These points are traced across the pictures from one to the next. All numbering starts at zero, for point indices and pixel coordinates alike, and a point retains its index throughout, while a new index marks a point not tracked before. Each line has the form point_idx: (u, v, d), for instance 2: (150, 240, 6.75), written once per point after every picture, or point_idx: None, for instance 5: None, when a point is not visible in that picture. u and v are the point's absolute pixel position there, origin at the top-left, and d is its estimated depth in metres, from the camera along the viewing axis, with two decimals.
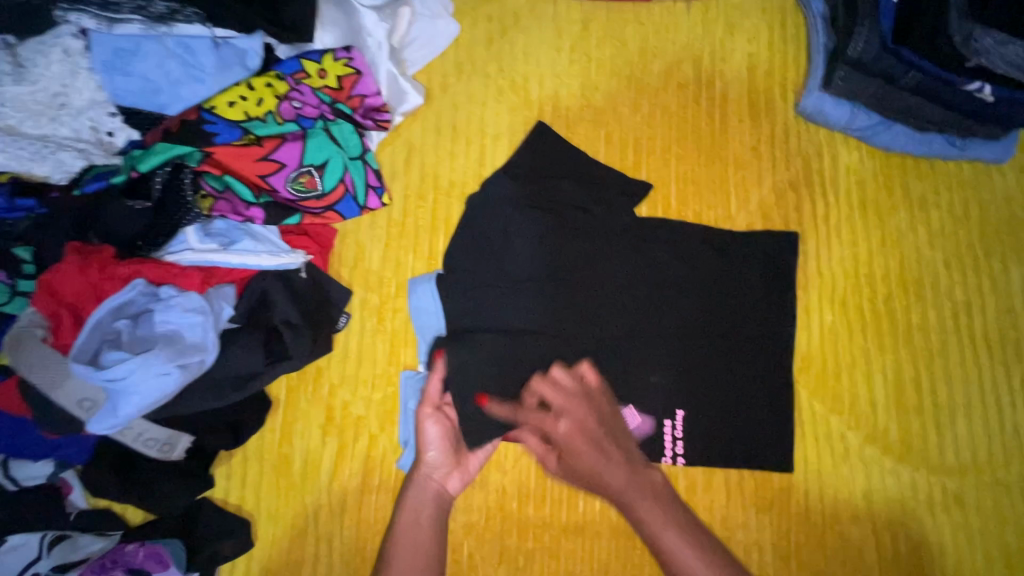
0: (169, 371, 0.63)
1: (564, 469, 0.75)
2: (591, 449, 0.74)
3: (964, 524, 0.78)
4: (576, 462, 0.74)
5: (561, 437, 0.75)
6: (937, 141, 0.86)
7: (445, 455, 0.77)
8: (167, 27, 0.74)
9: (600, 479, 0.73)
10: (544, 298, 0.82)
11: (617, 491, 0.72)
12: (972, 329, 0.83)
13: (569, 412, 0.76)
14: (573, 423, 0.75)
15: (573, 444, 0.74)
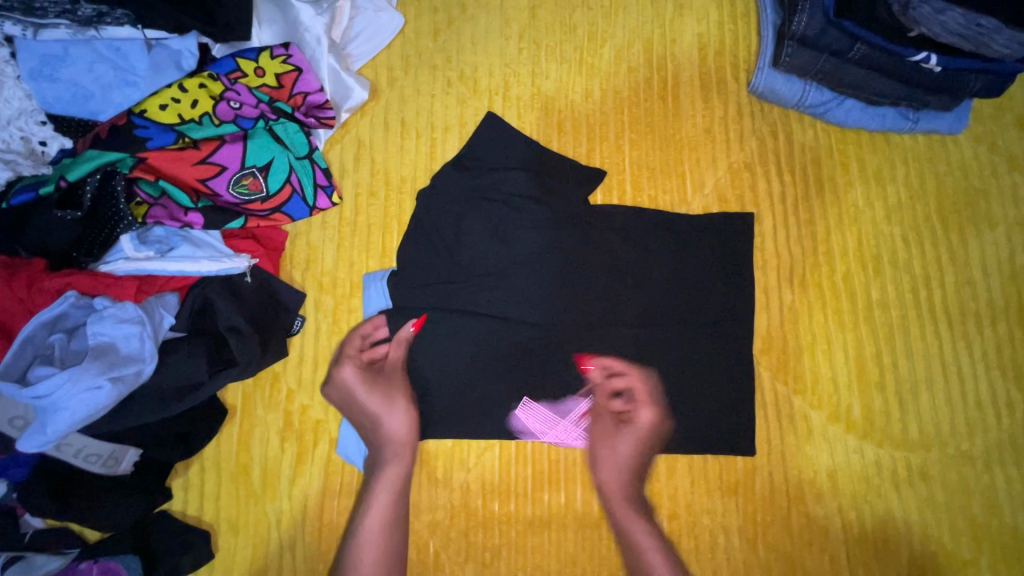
0: (101, 385, 0.61)
1: (607, 466, 0.78)
2: (637, 470, 0.78)
3: (929, 499, 0.78)
4: (621, 469, 0.78)
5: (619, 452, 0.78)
6: (890, 114, 0.85)
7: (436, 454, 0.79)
8: (96, 30, 0.71)
9: (624, 498, 0.78)
10: (501, 291, 0.81)
11: (629, 514, 0.77)
12: (931, 302, 0.83)
13: (652, 427, 0.79)
14: (643, 437, 0.79)
15: (631, 450, 0.78)
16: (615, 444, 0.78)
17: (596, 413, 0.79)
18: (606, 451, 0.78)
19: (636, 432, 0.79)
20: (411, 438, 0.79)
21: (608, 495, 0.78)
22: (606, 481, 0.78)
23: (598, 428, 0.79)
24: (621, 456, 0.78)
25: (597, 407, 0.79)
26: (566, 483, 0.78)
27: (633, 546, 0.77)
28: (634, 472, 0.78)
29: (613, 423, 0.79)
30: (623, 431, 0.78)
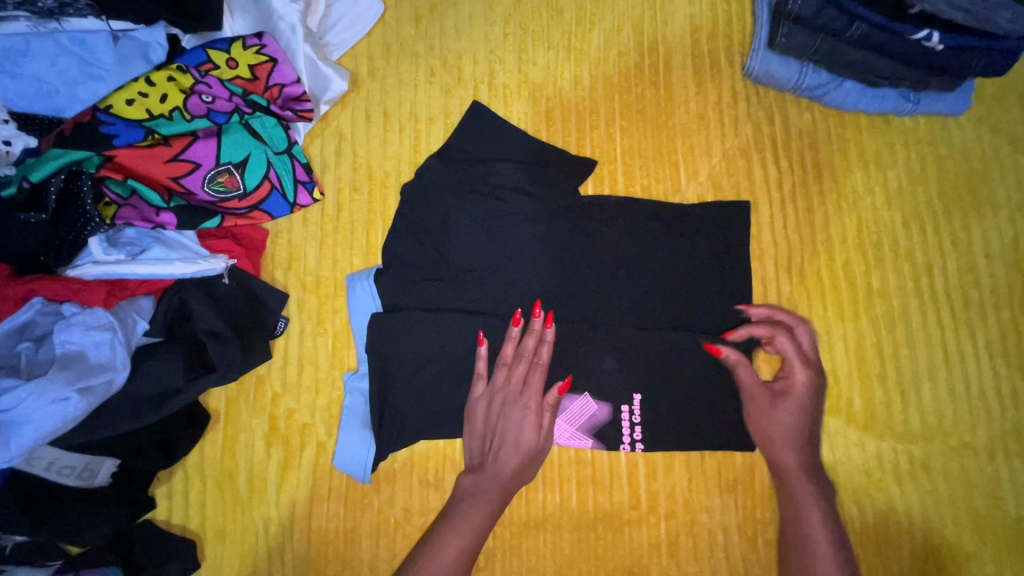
0: (69, 397, 0.58)
1: (781, 443, 0.72)
2: (807, 441, 0.72)
3: (932, 491, 0.76)
4: (791, 444, 0.72)
5: (780, 424, 0.73)
6: (890, 96, 0.82)
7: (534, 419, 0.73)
8: (59, 22, 0.67)
9: (805, 475, 0.72)
10: (491, 287, 0.77)
11: (804, 494, 0.71)
12: (933, 290, 0.80)
13: (807, 390, 0.73)
14: (803, 402, 0.73)
15: (793, 419, 0.73)
16: (780, 417, 0.73)
17: (754, 391, 0.74)
18: (772, 427, 0.73)
19: (797, 399, 0.73)
20: (497, 400, 0.73)
21: (785, 475, 0.72)
22: (782, 462, 0.72)
23: (756, 407, 0.74)
24: (789, 429, 0.72)
25: (747, 387, 0.74)
26: (560, 482, 0.76)
27: (631, 546, 0.75)
28: (631, 470, 0.76)
29: (768, 399, 0.74)
30: (781, 403, 0.73)
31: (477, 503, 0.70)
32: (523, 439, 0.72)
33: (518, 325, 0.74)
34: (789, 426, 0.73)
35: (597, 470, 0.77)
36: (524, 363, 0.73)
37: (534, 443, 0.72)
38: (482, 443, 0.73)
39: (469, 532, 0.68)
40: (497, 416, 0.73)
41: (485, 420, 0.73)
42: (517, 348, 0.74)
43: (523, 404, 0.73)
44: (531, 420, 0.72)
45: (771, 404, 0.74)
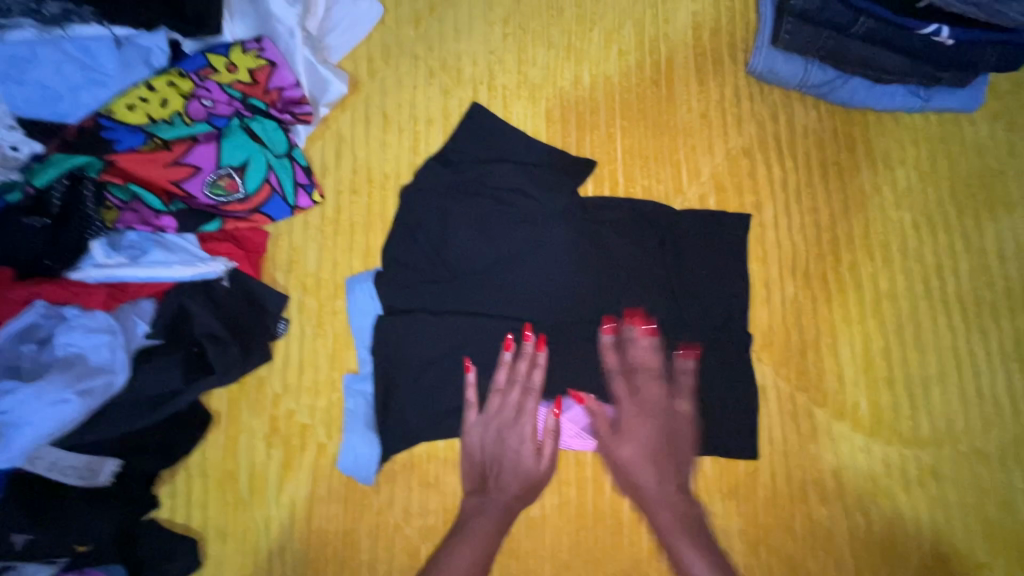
0: (68, 399, 0.59)
1: (627, 460, 0.73)
2: (655, 479, 0.73)
3: (942, 500, 0.74)
4: (642, 477, 0.73)
5: (622, 447, 0.74)
6: (899, 93, 0.80)
7: (532, 444, 0.74)
8: (64, 30, 0.67)
9: (657, 496, 0.73)
10: (488, 290, 0.77)
11: (668, 526, 0.72)
12: (945, 292, 0.78)
13: (640, 433, 0.74)
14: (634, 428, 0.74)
15: (632, 442, 0.74)
16: (625, 438, 0.74)
17: (605, 409, 0.75)
18: (617, 446, 0.74)
19: (631, 428, 0.74)
20: (496, 429, 0.74)
21: (641, 502, 0.73)
22: (631, 489, 0.74)
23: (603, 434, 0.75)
24: (631, 460, 0.73)
25: (610, 401, 0.75)
26: (558, 486, 0.76)
27: (630, 550, 0.74)
28: None
29: (608, 429, 0.74)
30: (616, 424, 0.74)
31: (471, 533, 0.72)
32: (522, 464, 0.74)
33: (508, 349, 0.75)
34: (628, 452, 0.74)
35: (596, 473, 0.76)
36: (517, 388, 0.74)
37: (531, 470, 0.74)
38: (480, 468, 0.74)
39: (475, 549, 0.71)
40: (495, 442, 0.74)
41: (482, 446, 0.74)
42: (508, 374, 0.74)
43: (517, 428, 0.74)
44: (527, 447, 0.74)
45: (614, 423, 0.74)
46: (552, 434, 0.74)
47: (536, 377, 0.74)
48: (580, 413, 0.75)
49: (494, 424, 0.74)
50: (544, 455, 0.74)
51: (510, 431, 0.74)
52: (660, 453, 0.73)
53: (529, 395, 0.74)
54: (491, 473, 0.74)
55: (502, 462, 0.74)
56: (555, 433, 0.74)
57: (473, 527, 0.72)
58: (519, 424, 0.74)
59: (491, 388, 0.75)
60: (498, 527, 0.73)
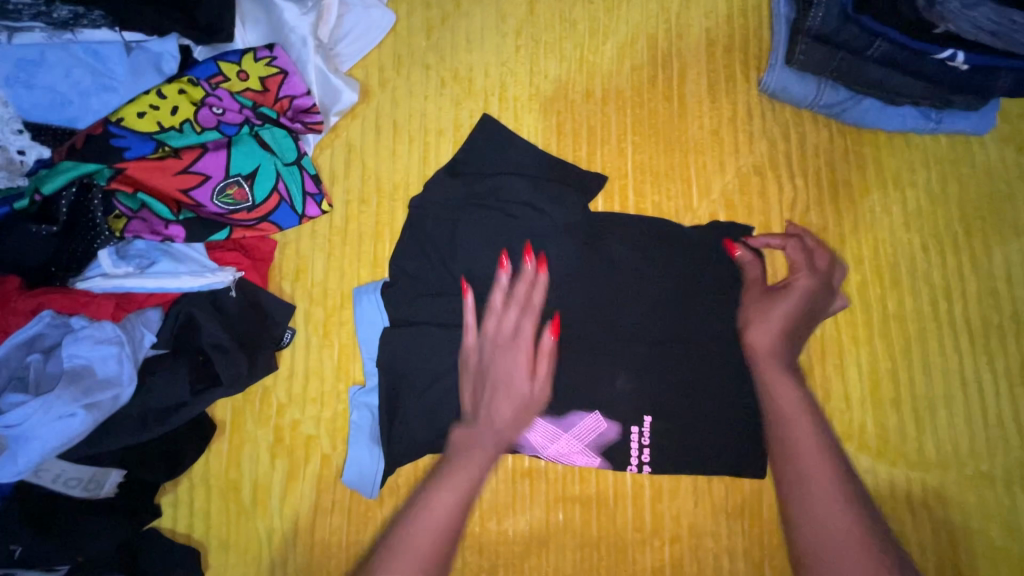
0: (75, 412, 0.58)
1: (759, 329, 0.71)
2: (792, 337, 0.71)
3: (945, 523, 0.74)
4: (778, 334, 0.70)
5: (768, 318, 0.71)
6: (911, 114, 0.80)
7: (534, 387, 0.71)
8: (73, 33, 0.67)
9: (776, 361, 0.68)
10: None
11: (777, 375, 0.67)
12: (952, 315, 0.78)
13: (808, 292, 0.73)
14: (802, 299, 0.72)
15: (785, 313, 0.71)
16: (768, 311, 0.72)
17: (748, 287, 0.75)
18: (756, 318, 0.72)
19: (795, 296, 0.72)
20: (490, 362, 0.71)
21: (761, 359, 0.69)
22: (757, 346, 0.70)
23: (752, 296, 0.74)
24: (776, 322, 0.71)
25: (746, 281, 0.75)
26: (564, 501, 0.76)
27: (634, 569, 0.74)
28: (635, 491, 0.75)
29: (760, 294, 0.74)
30: (781, 294, 0.73)
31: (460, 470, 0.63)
32: (515, 388, 0.70)
33: (504, 270, 0.76)
34: (764, 328, 0.71)
35: (601, 490, 0.76)
36: (526, 313, 0.73)
37: (519, 407, 0.70)
38: (473, 404, 0.70)
39: (462, 481, 0.62)
40: (485, 380, 0.70)
41: (476, 374, 0.71)
42: (503, 297, 0.74)
43: (513, 355, 0.71)
44: (521, 381, 0.71)
45: (759, 300, 0.73)
46: (548, 353, 0.73)
47: (535, 304, 0.74)
48: (588, 429, 0.75)
49: (487, 358, 0.71)
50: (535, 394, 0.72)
51: (505, 357, 0.71)
52: (819, 318, 0.74)
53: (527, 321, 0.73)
54: (482, 401, 0.70)
55: (495, 386, 0.70)
56: (550, 363, 0.73)
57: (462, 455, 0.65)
58: (515, 342, 0.72)
59: (486, 310, 0.74)
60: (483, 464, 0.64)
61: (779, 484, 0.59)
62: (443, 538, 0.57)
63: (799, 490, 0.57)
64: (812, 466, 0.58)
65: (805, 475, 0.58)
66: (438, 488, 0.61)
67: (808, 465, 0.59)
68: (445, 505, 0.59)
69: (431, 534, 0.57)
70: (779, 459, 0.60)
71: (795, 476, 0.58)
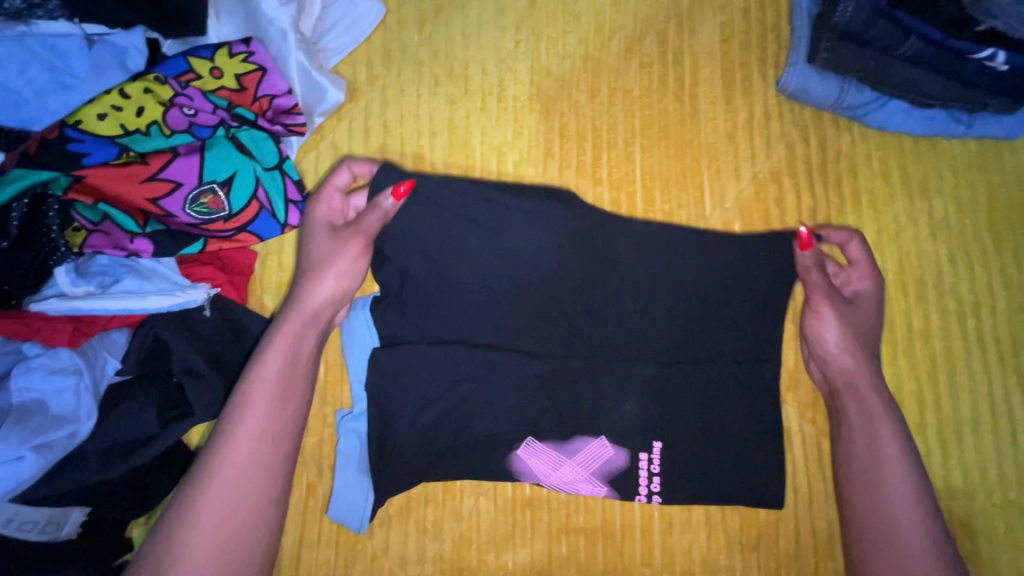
0: (22, 455, 0.51)
1: (848, 349, 0.68)
2: (874, 348, 0.69)
3: (972, 554, 0.70)
4: (862, 350, 0.68)
5: (849, 338, 0.68)
6: (940, 117, 0.74)
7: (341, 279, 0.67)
8: (27, 25, 0.61)
9: (868, 385, 0.66)
10: (494, 324, 0.71)
11: (872, 409, 0.65)
12: (981, 332, 0.73)
13: (875, 298, 0.70)
14: (871, 307, 0.70)
15: (865, 323, 0.69)
16: (852, 325, 0.68)
17: (821, 301, 0.69)
18: (841, 337, 0.68)
19: (863, 304, 0.70)
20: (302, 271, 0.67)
21: (851, 383, 0.67)
22: (848, 370, 0.67)
23: (839, 309, 0.69)
24: (860, 338, 0.68)
25: (815, 291, 0.69)
26: (567, 533, 0.71)
27: None
28: (644, 522, 0.70)
29: (836, 302, 0.69)
30: (851, 306, 0.69)
31: (276, 350, 0.62)
32: (317, 287, 0.66)
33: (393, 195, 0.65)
34: (854, 353, 0.67)
35: (608, 521, 0.71)
36: (331, 192, 0.69)
37: (337, 259, 0.67)
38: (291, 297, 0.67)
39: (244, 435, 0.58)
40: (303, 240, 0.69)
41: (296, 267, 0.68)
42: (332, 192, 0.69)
43: (315, 233, 0.68)
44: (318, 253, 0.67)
45: (839, 317, 0.69)
46: (360, 259, 0.68)
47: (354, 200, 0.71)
48: (592, 456, 0.70)
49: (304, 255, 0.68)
50: (351, 261, 0.67)
51: (311, 252, 0.68)
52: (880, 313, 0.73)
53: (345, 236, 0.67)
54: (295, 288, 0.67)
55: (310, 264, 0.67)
56: (355, 262, 0.68)
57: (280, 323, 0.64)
58: (321, 233, 0.68)
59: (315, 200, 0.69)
60: (302, 328, 0.65)
61: (854, 528, 0.61)
62: (233, 482, 0.56)
63: (893, 535, 0.59)
64: (895, 508, 0.60)
65: (893, 524, 0.60)
66: (245, 412, 0.59)
67: (896, 513, 0.60)
68: (247, 444, 0.57)
69: (234, 478, 0.56)
70: (863, 505, 0.62)
71: (880, 525, 0.60)
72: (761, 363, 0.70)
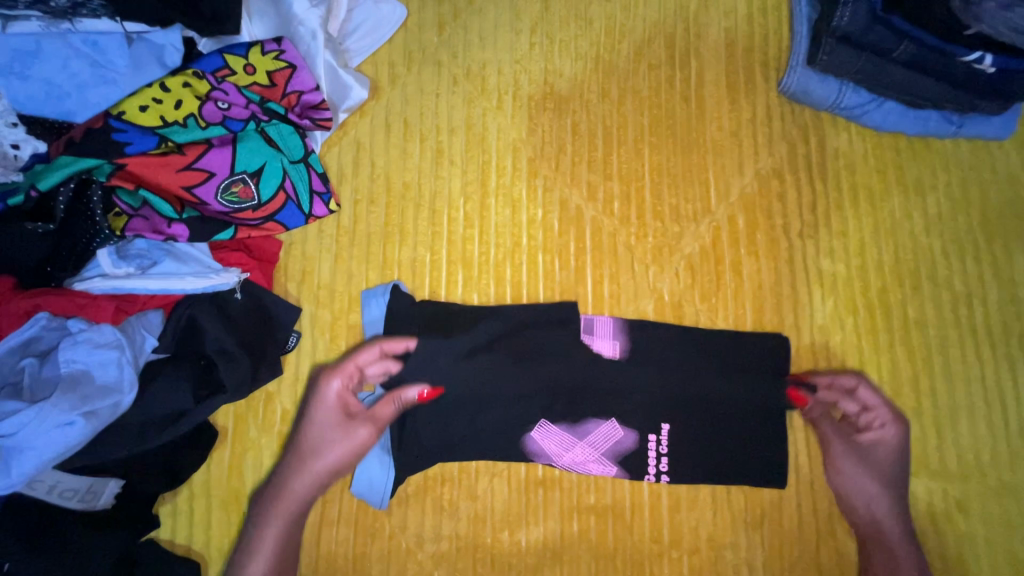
0: (72, 421, 0.54)
1: (863, 501, 0.71)
2: (897, 493, 0.72)
3: (967, 534, 0.73)
4: (883, 500, 0.71)
5: (863, 487, 0.72)
6: (933, 118, 0.78)
7: (341, 459, 0.71)
8: (71, 22, 0.65)
9: (892, 538, 0.71)
10: (512, 336, 0.75)
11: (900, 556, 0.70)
12: (974, 321, 0.77)
13: (898, 443, 0.73)
14: (891, 453, 0.73)
15: (883, 471, 0.72)
16: (867, 476, 0.72)
17: (834, 452, 0.73)
18: (856, 489, 0.72)
19: (884, 450, 0.73)
20: (306, 449, 0.71)
21: (876, 534, 0.71)
22: (872, 520, 0.71)
23: (849, 462, 0.73)
24: (879, 488, 0.71)
25: (829, 445, 0.73)
26: (579, 512, 0.73)
27: None
28: (652, 501, 0.73)
29: (851, 452, 0.73)
30: (868, 455, 0.72)
31: (274, 523, 0.70)
32: (318, 468, 0.71)
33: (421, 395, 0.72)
34: (870, 504, 0.71)
35: (618, 500, 0.73)
36: (352, 373, 0.72)
37: (338, 449, 0.71)
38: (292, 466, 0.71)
39: None
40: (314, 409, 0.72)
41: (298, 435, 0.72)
42: (353, 368, 0.72)
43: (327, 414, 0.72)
44: (327, 433, 0.71)
45: (851, 468, 0.72)
46: (362, 448, 0.71)
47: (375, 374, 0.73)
48: (603, 437, 0.73)
49: (309, 428, 0.72)
50: (353, 449, 0.71)
51: (319, 426, 0.71)
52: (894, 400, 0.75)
53: (359, 424, 0.72)
54: (297, 463, 0.71)
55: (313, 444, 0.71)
56: (353, 451, 0.71)
57: (281, 496, 0.71)
58: (334, 414, 0.72)
59: (335, 371, 0.72)
60: (299, 507, 0.71)
61: None
62: None
63: None
64: None
65: None
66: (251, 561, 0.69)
67: None
68: None
69: None
70: None
71: None
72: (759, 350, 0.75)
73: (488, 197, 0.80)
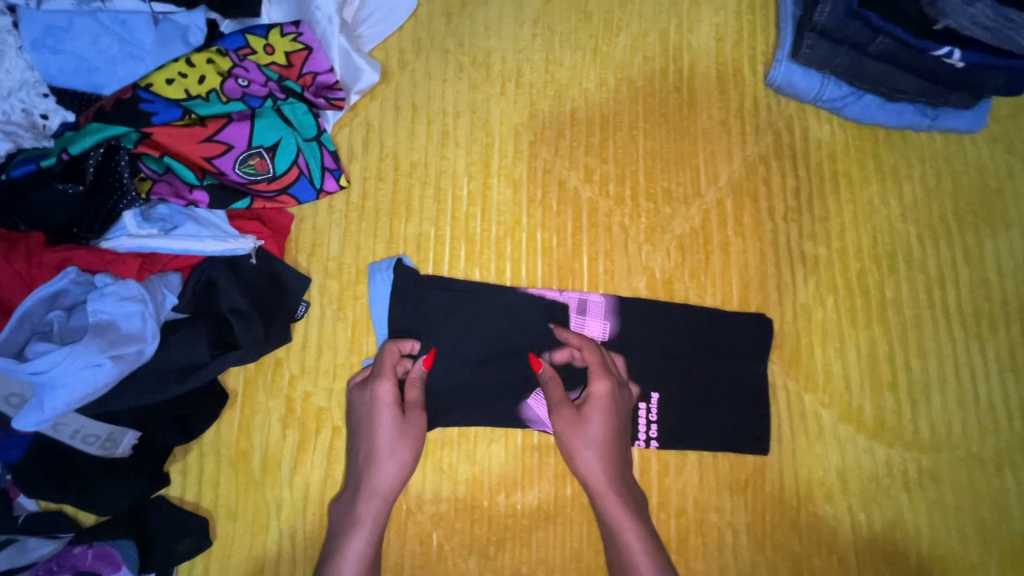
0: (101, 363, 0.59)
1: (586, 459, 0.71)
2: (616, 459, 0.72)
3: (939, 501, 0.77)
4: (603, 461, 0.71)
5: (588, 445, 0.71)
6: (907, 111, 0.84)
7: (404, 454, 0.72)
8: (102, 3, 0.70)
9: (617, 498, 0.71)
10: (515, 314, 0.79)
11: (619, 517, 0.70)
12: (946, 303, 0.82)
13: (608, 400, 0.73)
14: (607, 412, 0.72)
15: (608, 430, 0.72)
16: (585, 434, 0.72)
17: (561, 408, 0.73)
18: (576, 445, 0.72)
19: (598, 409, 0.72)
20: (367, 451, 0.72)
21: (601, 491, 0.71)
22: (591, 479, 0.71)
23: (564, 419, 0.72)
24: (601, 447, 0.72)
25: (554, 402, 0.73)
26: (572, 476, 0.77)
27: None
28: (642, 466, 0.77)
29: (572, 413, 0.72)
30: (586, 417, 0.72)
31: (358, 532, 0.70)
32: (383, 467, 0.72)
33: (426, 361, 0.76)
34: (591, 466, 0.71)
35: None
36: (387, 377, 0.73)
37: (407, 443, 0.72)
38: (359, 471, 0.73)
39: None
40: (364, 413, 0.73)
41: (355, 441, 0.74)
42: (390, 368, 0.74)
43: (377, 423, 0.72)
44: (383, 432, 0.72)
45: (576, 429, 0.72)
46: (420, 437, 0.73)
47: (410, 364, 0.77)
48: None
49: (362, 431, 0.73)
50: (412, 442, 0.73)
51: (373, 430, 0.72)
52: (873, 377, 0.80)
53: (416, 416, 0.74)
54: (362, 468, 0.72)
55: (373, 451, 0.71)
56: (415, 446, 0.73)
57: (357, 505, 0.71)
58: (381, 413, 0.72)
59: (374, 376, 0.74)
60: (379, 509, 0.71)
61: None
62: None
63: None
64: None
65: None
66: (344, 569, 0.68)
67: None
68: None
69: None
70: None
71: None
72: (744, 324, 0.79)
73: (490, 177, 0.84)
